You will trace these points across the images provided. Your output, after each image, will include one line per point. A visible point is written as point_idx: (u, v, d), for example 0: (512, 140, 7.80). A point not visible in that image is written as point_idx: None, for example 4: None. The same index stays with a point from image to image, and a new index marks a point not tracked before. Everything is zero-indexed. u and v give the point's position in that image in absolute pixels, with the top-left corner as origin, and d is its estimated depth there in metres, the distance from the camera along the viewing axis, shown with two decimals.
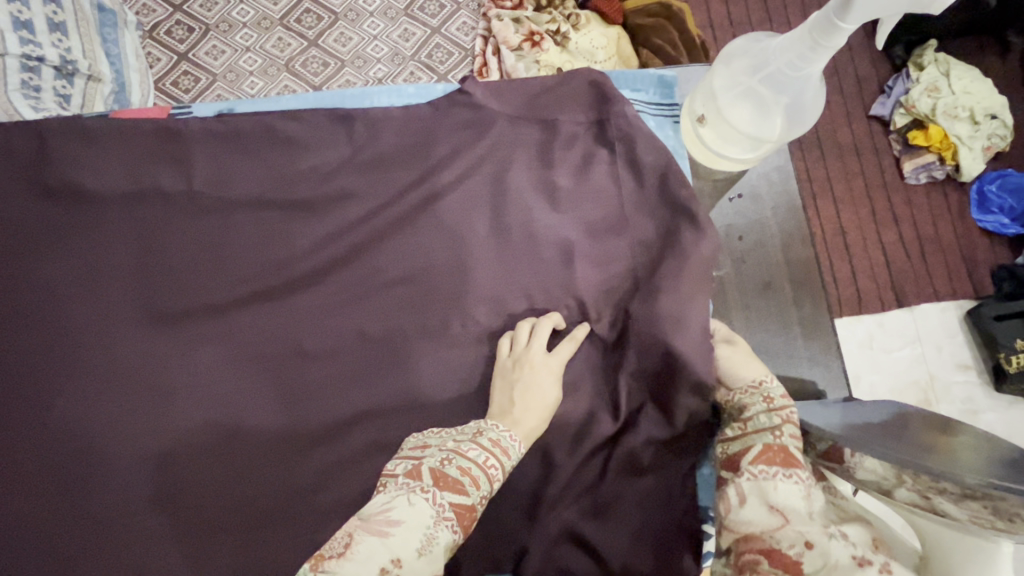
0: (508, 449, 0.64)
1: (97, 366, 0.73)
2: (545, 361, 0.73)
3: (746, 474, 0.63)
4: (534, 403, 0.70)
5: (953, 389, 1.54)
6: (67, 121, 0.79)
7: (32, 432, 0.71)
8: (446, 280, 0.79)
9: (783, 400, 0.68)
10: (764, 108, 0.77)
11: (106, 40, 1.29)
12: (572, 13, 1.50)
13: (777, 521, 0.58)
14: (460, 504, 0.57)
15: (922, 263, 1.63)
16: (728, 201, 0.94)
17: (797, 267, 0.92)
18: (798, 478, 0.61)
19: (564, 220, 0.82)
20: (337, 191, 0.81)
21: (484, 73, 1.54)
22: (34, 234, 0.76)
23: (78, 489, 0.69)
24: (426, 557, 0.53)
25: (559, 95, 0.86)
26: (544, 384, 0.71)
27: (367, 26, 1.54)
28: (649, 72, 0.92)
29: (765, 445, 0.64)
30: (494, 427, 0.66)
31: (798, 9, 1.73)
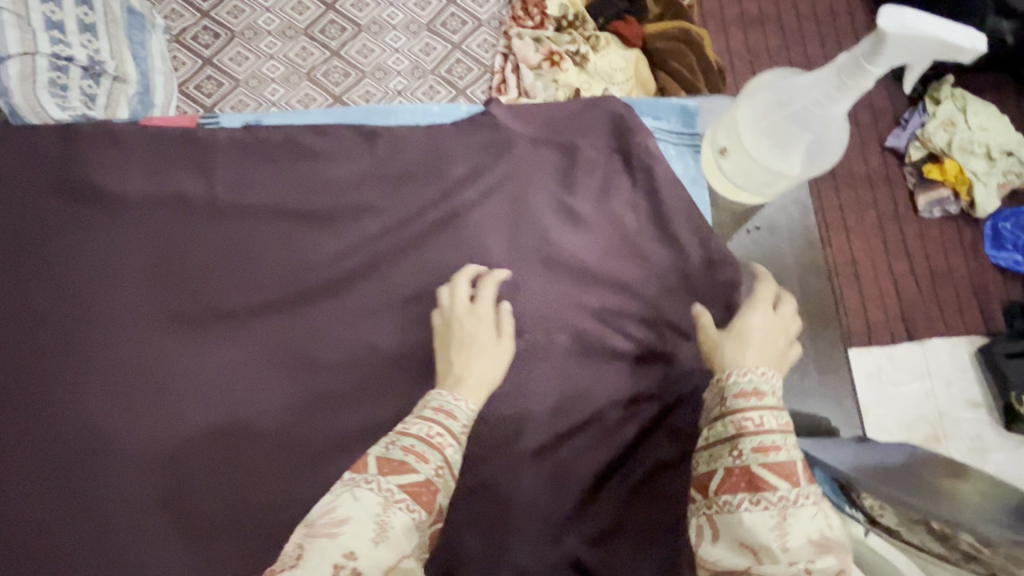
0: (454, 411, 0.64)
1: (109, 372, 0.73)
2: (471, 311, 0.73)
3: (715, 506, 0.60)
4: (475, 356, 0.70)
5: (961, 426, 1.52)
6: (96, 125, 0.81)
7: (36, 432, 0.71)
8: None
9: (738, 402, 0.63)
10: (787, 142, 0.77)
11: (135, 42, 1.36)
12: (591, 35, 1.53)
13: (747, 560, 0.56)
14: (413, 483, 0.56)
15: (934, 296, 1.62)
16: (746, 233, 0.93)
17: (813, 299, 0.92)
18: (767, 505, 0.57)
19: (583, 242, 0.82)
20: (357, 202, 0.81)
21: (502, 89, 1.55)
22: (55, 235, 0.77)
23: (84, 493, 0.69)
24: (384, 544, 0.51)
25: (582, 119, 0.87)
26: (481, 332, 0.72)
27: (390, 39, 1.57)
28: (673, 101, 0.92)
29: (726, 471, 0.61)
30: (438, 395, 0.66)
31: (815, 39, 1.74)
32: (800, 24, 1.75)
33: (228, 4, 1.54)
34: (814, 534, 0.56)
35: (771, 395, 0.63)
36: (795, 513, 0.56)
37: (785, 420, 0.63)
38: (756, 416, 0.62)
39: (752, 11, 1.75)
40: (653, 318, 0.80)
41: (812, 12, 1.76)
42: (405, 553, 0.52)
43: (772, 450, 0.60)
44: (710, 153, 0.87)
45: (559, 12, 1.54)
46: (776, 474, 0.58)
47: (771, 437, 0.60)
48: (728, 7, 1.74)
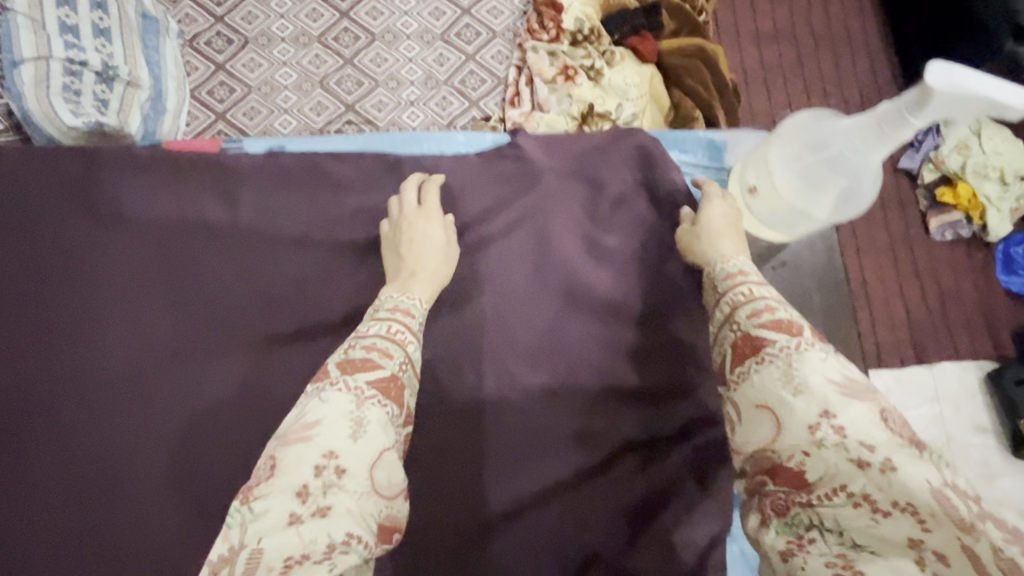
0: (410, 310, 0.68)
1: (129, 403, 0.72)
2: (420, 211, 0.78)
3: (730, 383, 0.58)
4: (427, 250, 0.75)
5: (970, 451, 1.52)
6: (118, 148, 0.82)
7: (49, 457, 0.70)
8: (481, 325, 0.78)
9: (728, 283, 0.66)
10: (819, 186, 0.76)
11: (148, 46, 1.35)
12: (606, 50, 1.52)
13: (770, 429, 0.53)
14: (380, 379, 0.58)
15: (944, 319, 1.61)
16: (770, 270, 0.91)
17: (839, 340, 0.90)
18: (770, 359, 0.55)
19: (605, 274, 0.82)
20: (376, 229, 0.81)
21: (515, 102, 1.54)
22: (73, 258, 0.76)
23: (97, 518, 0.68)
24: (361, 438, 0.52)
25: (605, 150, 0.87)
26: (431, 232, 0.77)
27: (403, 48, 1.56)
28: (699, 135, 0.94)
29: (731, 345, 0.60)
30: (390, 298, 0.69)
31: (830, 58, 1.74)
32: (814, 42, 1.74)
33: (242, 10, 1.53)
34: (831, 378, 0.52)
35: (755, 273, 0.66)
36: (802, 360, 0.54)
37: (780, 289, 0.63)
38: (746, 288, 0.63)
39: (767, 28, 1.74)
40: (675, 353, 0.79)
41: (827, 30, 1.76)
42: (386, 447, 0.54)
43: (767, 311, 0.59)
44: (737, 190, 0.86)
45: (575, 25, 1.52)
46: (774, 328, 0.57)
47: (766, 302, 0.61)
48: (743, 23, 1.73)
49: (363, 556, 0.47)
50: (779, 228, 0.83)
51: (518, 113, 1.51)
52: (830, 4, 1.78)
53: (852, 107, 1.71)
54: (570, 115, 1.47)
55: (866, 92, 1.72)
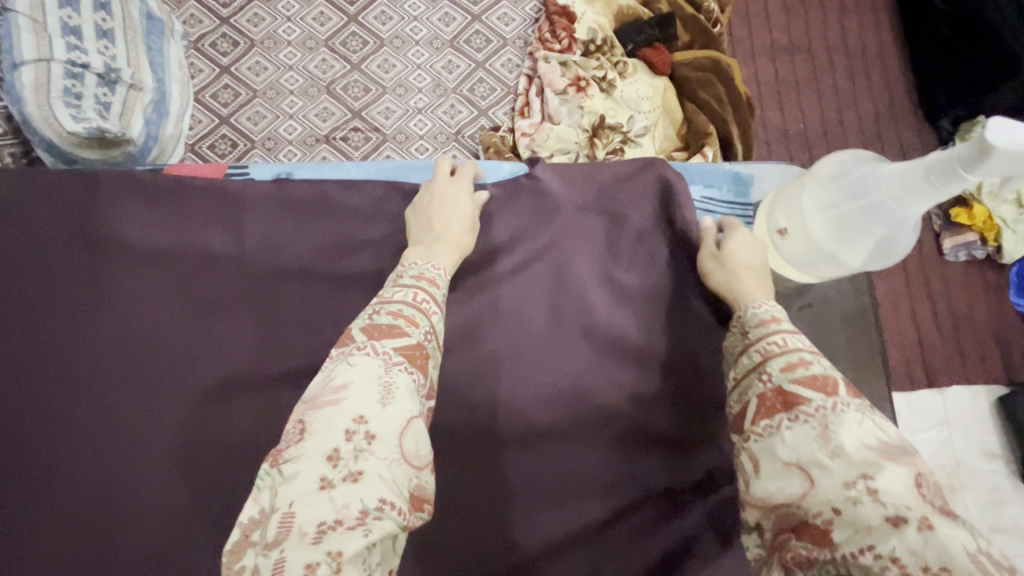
0: (435, 280, 0.70)
1: (125, 438, 0.70)
2: (454, 183, 0.81)
3: (753, 435, 0.57)
4: (453, 217, 0.78)
5: (979, 477, 1.49)
6: (116, 173, 0.80)
7: (40, 490, 0.68)
8: (492, 359, 0.76)
9: (761, 330, 0.64)
10: (854, 235, 0.73)
11: (151, 48, 1.32)
12: (619, 61, 1.49)
13: (800, 485, 0.51)
14: (406, 345, 0.60)
15: (956, 342, 1.59)
16: (797, 310, 0.87)
17: (868, 387, 0.87)
18: (805, 418, 0.53)
19: (620, 308, 0.80)
20: (382, 260, 0.80)
21: (525, 112, 1.50)
22: (71, 287, 0.75)
23: (86, 554, 0.66)
24: (391, 404, 0.54)
25: (623, 180, 0.85)
26: (461, 202, 0.79)
27: (412, 54, 1.53)
28: (725, 169, 0.93)
29: (759, 398, 0.58)
30: (415, 265, 0.71)
31: (845, 74, 1.71)
32: (829, 57, 1.71)
33: (248, 11, 1.50)
34: (868, 442, 0.50)
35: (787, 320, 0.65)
36: (838, 421, 0.51)
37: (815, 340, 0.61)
38: (780, 338, 0.61)
39: (782, 41, 1.71)
40: (691, 392, 0.77)
41: (843, 44, 1.73)
42: (414, 414, 0.55)
43: (802, 365, 0.57)
44: (766, 231, 0.83)
45: (588, 36, 1.50)
46: (809, 385, 0.55)
47: (802, 355, 0.59)
48: (758, 35, 1.70)
49: (401, 521, 0.50)
50: (808, 270, 0.81)
51: (528, 123, 1.47)
52: (846, 18, 1.75)
53: (867, 124, 1.68)
54: (581, 127, 1.44)
55: (881, 109, 1.70)
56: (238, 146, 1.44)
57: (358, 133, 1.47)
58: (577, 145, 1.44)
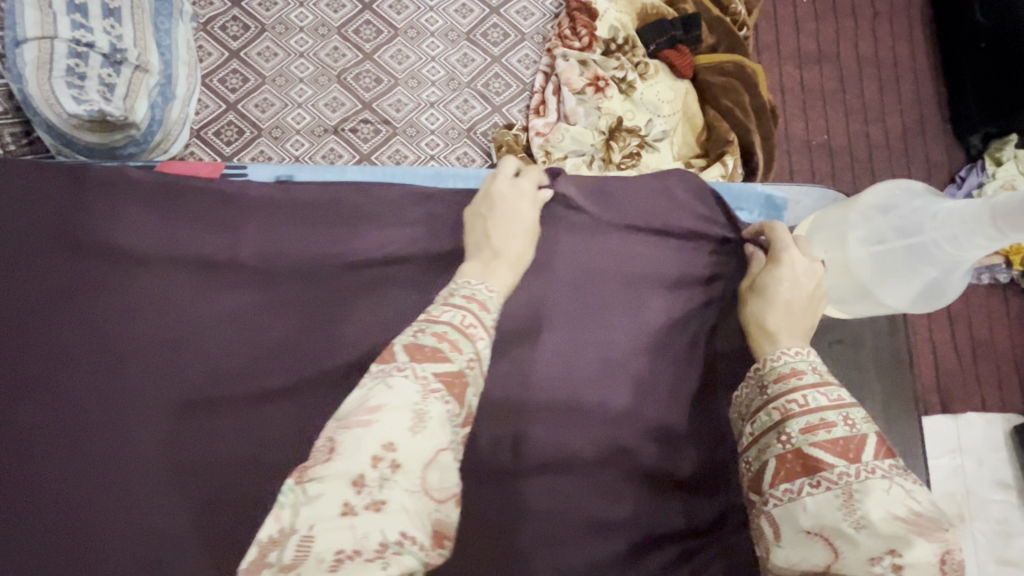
0: (487, 303, 0.63)
1: (108, 445, 0.69)
2: (517, 187, 0.78)
3: (772, 499, 0.59)
4: (514, 228, 0.74)
5: (989, 508, 1.44)
6: (112, 171, 0.79)
7: (17, 494, 0.67)
8: (497, 380, 0.74)
9: (781, 387, 0.63)
10: (903, 276, 0.71)
11: (159, 29, 1.28)
12: (640, 61, 1.44)
13: (826, 554, 0.54)
14: (447, 372, 0.55)
15: (973, 368, 1.54)
16: (828, 346, 0.86)
17: (898, 432, 0.85)
18: (829, 486, 0.56)
19: (632, 333, 0.78)
20: (383, 269, 0.79)
21: (540, 110, 1.45)
22: (64, 286, 0.74)
23: (62, 561, 0.65)
24: (422, 433, 0.50)
25: (638, 200, 0.83)
26: (521, 210, 0.76)
27: (426, 46, 1.48)
28: (759, 191, 0.93)
29: (778, 459, 0.60)
30: (467, 285, 0.64)
31: (873, 84, 1.65)
32: (858, 65, 1.65)
33: None
34: (895, 514, 0.53)
35: (809, 372, 0.64)
36: (864, 492, 0.55)
37: (838, 394, 0.62)
38: (802, 397, 0.61)
39: (810, 48, 1.65)
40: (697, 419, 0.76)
41: (873, 53, 1.67)
42: (443, 446, 0.51)
43: (824, 428, 0.59)
44: None
45: (608, 34, 1.44)
46: (832, 449, 0.58)
47: (826, 415, 0.60)
48: (785, 40, 1.64)
49: (421, 559, 0.45)
50: (842, 305, 0.79)
51: (543, 123, 1.42)
52: (878, 26, 1.69)
53: (893, 137, 1.62)
54: (597, 129, 1.39)
55: (909, 123, 1.64)
56: (245, 133, 1.39)
57: (368, 125, 1.43)
58: (592, 147, 1.40)
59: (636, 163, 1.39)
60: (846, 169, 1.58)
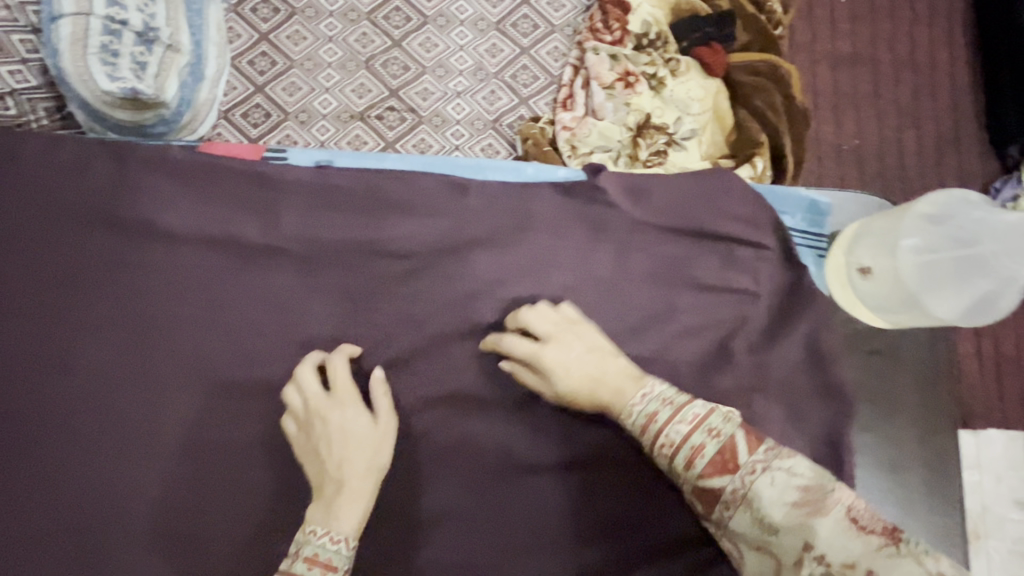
0: (331, 561, 0.64)
1: (147, 416, 0.71)
2: (335, 402, 0.72)
3: (711, 525, 0.59)
4: (352, 450, 0.69)
5: (1005, 526, 1.41)
6: (149, 149, 0.79)
7: (58, 460, 0.70)
8: (526, 377, 0.77)
9: (648, 438, 0.64)
10: (949, 284, 0.79)
11: (190, 9, 1.28)
12: (672, 57, 1.42)
13: (769, 562, 0.53)
14: None
15: (997, 384, 1.50)
16: (864, 357, 0.86)
17: (933, 448, 0.85)
18: (733, 502, 0.56)
19: (653, 329, 0.80)
20: (417, 258, 0.79)
21: (567, 104, 1.43)
22: (101, 261, 0.75)
23: (104, 522, 0.69)
24: None
25: (668, 200, 0.84)
26: (352, 424, 0.71)
27: (455, 35, 1.47)
28: (804, 196, 0.90)
29: (691, 495, 0.60)
30: (311, 537, 0.64)
31: (909, 90, 1.61)
32: (894, 69, 1.61)
33: None
34: (791, 501, 0.53)
35: (662, 407, 0.64)
36: (756, 495, 0.55)
37: (696, 412, 0.62)
38: (667, 437, 0.61)
39: (846, 50, 1.61)
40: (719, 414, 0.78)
41: (910, 57, 1.63)
42: None
43: (698, 453, 0.59)
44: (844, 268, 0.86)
45: (641, 29, 1.42)
46: (718, 471, 0.58)
47: (692, 441, 0.60)
48: (820, 41, 1.61)
49: None
50: (880, 314, 0.84)
51: (570, 116, 1.41)
52: (917, 29, 1.64)
53: (926, 144, 1.59)
54: (625, 125, 1.38)
55: (943, 130, 1.60)
56: (272, 116, 1.40)
57: (394, 113, 1.42)
58: (619, 143, 1.38)
59: (663, 161, 1.38)
60: (875, 176, 1.55)
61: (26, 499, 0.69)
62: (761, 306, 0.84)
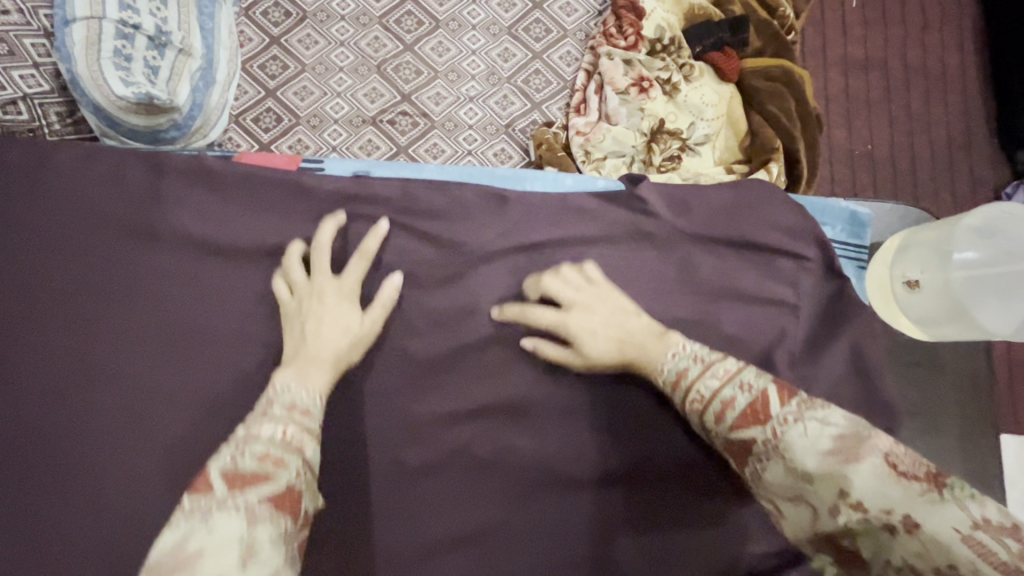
0: (309, 408, 0.64)
1: (189, 415, 0.75)
2: (338, 291, 0.76)
3: (748, 483, 0.60)
4: (335, 329, 0.73)
5: None
6: (188, 160, 0.83)
7: (105, 456, 0.73)
8: (555, 382, 0.80)
9: (679, 392, 0.67)
10: (989, 296, 0.86)
11: (202, 13, 1.27)
12: (685, 63, 1.42)
13: (804, 512, 0.54)
14: (273, 492, 0.55)
15: None
16: (907, 367, 0.87)
17: (972, 458, 0.86)
18: (763, 456, 0.57)
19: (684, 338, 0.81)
20: (449, 270, 0.83)
21: (581, 109, 1.43)
22: (143, 267, 0.79)
23: (150, 514, 0.72)
24: (253, 567, 0.48)
25: (688, 212, 0.87)
26: (349, 309, 0.75)
27: (467, 39, 1.46)
28: (843, 207, 0.92)
29: (724, 451, 0.62)
30: (287, 390, 0.64)
31: (921, 95, 1.61)
32: (906, 74, 1.62)
33: None
34: (823, 449, 0.53)
35: (694, 363, 0.67)
36: (788, 445, 0.55)
37: (725, 368, 0.65)
38: (698, 390, 0.64)
39: (858, 55, 1.61)
40: None
41: (922, 62, 1.63)
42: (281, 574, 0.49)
43: (728, 407, 0.61)
44: (889, 280, 0.91)
45: (655, 34, 1.41)
46: (747, 424, 0.59)
47: (722, 395, 0.62)
48: (832, 46, 1.61)
49: None
50: (925, 324, 0.89)
51: (583, 121, 1.40)
52: (928, 35, 1.65)
53: (939, 149, 1.59)
54: (639, 130, 1.36)
55: (955, 136, 1.60)
56: (283, 121, 1.39)
57: (406, 118, 1.42)
58: (633, 149, 1.37)
59: (676, 167, 1.38)
60: (888, 181, 1.55)
61: (77, 490, 0.72)
62: (789, 313, 0.84)
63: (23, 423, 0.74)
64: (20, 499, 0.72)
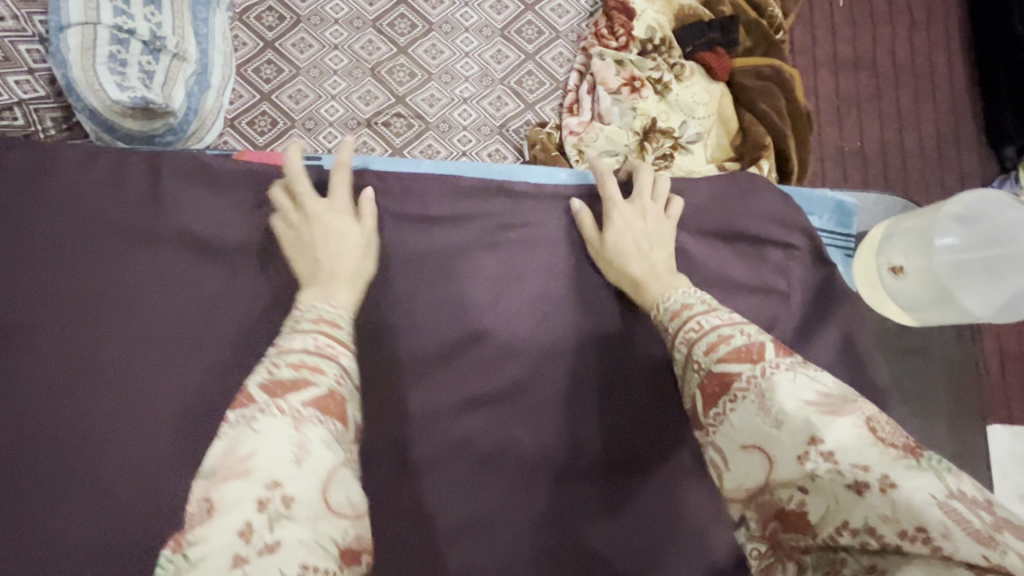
0: (337, 321, 0.68)
1: (190, 412, 0.76)
2: (332, 209, 0.80)
3: (707, 427, 0.59)
4: (344, 245, 0.78)
5: None
6: (188, 161, 0.85)
7: (105, 453, 0.74)
8: (551, 374, 0.82)
9: (677, 322, 0.68)
10: (973, 283, 0.87)
11: (196, 18, 1.27)
12: (676, 62, 1.43)
13: (761, 459, 0.53)
14: (317, 396, 0.58)
15: None
16: (896, 355, 0.90)
17: (962, 444, 0.88)
18: (742, 394, 0.56)
19: None
20: (446, 267, 0.85)
21: (573, 109, 1.45)
22: (143, 266, 0.80)
23: (151, 511, 0.72)
24: (306, 461, 0.53)
25: (682, 206, 0.88)
26: (345, 223, 0.80)
27: (460, 41, 1.48)
28: (830, 196, 0.94)
29: (697, 388, 0.61)
30: (312, 308, 0.69)
31: (909, 92, 1.64)
32: (894, 73, 1.64)
33: None
34: (807, 399, 0.53)
35: (699, 304, 0.69)
36: (772, 387, 0.55)
37: (728, 315, 0.65)
38: (696, 323, 0.65)
39: (846, 53, 1.63)
40: None
41: (910, 61, 1.66)
42: (334, 466, 0.55)
43: (723, 342, 0.61)
44: (875, 267, 0.92)
45: (646, 34, 1.43)
46: (734, 360, 0.59)
47: (721, 331, 0.62)
48: (821, 45, 1.63)
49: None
50: (912, 311, 0.90)
51: (576, 121, 1.41)
52: (916, 34, 1.67)
53: (927, 145, 1.61)
54: (632, 129, 1.38)
55: (943, 132, 1.63)
56: (278, 124, 1.39)
57: (401, 120, 1.43)
58: (626, 147, 1.38)
59: (669, 164, 1.38)
60: (878, 177, 1.57)
61: (78, 488, 0.73)
62: (781, 303, 0.86)
63: (21, 424, 0.74)
64: (20, 497, 0.72)
